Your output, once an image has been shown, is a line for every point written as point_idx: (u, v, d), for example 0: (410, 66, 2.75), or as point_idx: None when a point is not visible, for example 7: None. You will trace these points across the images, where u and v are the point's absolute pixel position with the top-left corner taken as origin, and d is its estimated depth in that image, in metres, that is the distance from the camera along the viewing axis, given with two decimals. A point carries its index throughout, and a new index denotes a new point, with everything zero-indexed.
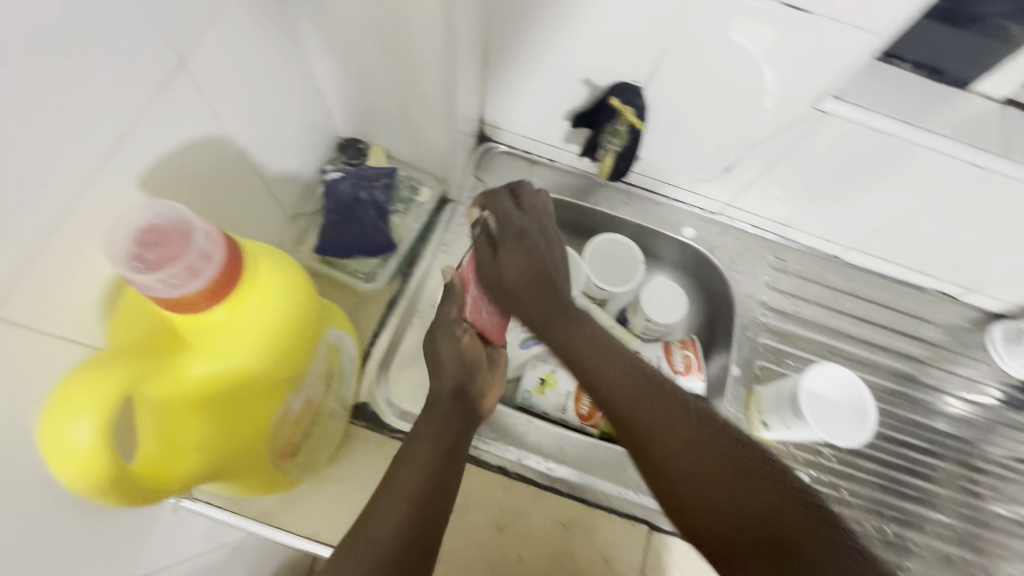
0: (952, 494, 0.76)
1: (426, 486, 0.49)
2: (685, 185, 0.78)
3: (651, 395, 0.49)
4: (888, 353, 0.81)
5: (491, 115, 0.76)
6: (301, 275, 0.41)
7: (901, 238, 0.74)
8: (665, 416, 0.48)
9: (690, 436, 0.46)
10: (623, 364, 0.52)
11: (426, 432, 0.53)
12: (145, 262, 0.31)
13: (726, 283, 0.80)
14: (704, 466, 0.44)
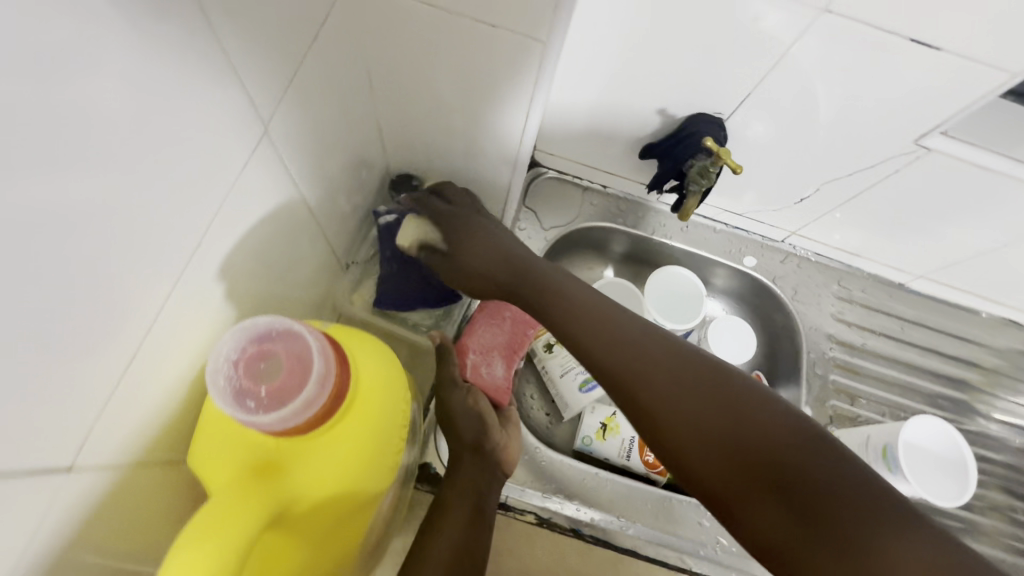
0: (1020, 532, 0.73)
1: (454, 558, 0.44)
2: (748, 212, 0.74)
3: (648, 351, 0.43)
4: (955, 384, 0.78)
5: (545, 141, 0.71)
6: (397, 368, 0.38)
7: (979, 269, 0.70)
8: (664, 370, 0.41)
9: (697, 390, 0.39)
10: (608, 318, 0.45)
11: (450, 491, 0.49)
12: (256, 399, 0.30)
13: (790, 315, 0.76)
14: (712, 420, 0.38)
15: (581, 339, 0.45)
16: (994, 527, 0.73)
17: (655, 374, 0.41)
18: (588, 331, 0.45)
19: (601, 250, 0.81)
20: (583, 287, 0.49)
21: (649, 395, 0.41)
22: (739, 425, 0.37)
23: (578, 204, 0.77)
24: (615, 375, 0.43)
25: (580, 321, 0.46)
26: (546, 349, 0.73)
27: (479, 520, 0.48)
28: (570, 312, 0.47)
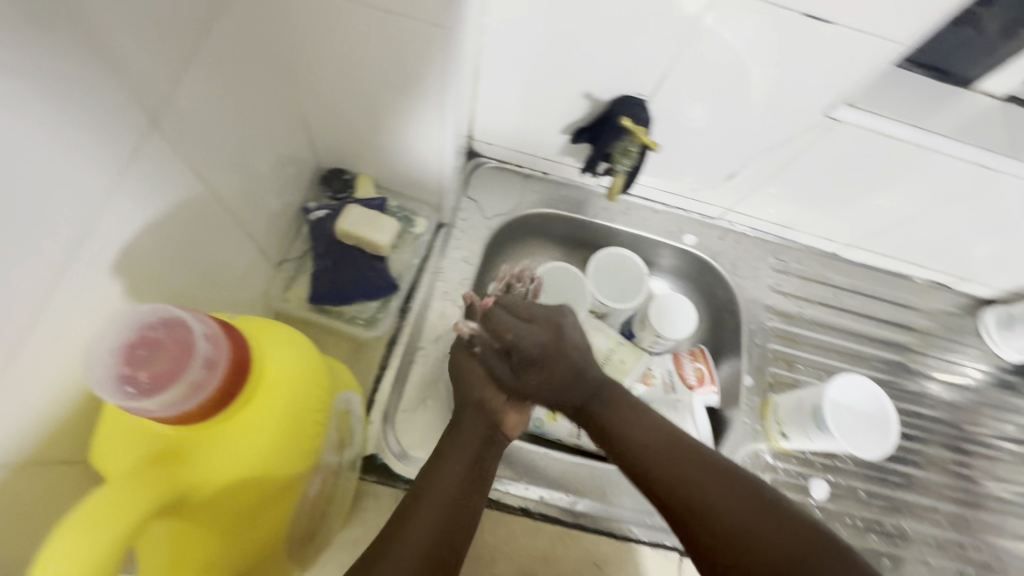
0: (948, 480, 0.76)
1: (453, 498, 0.51)
2: (685, 192, 0.76)
3: (706, 476, 0.52)
4: (889, 347, 0.82)
5: (481, 131, 0.72)
6: (311, 356, 0.38)
7: (901, 234, 0.74)
8: (728, 497, 0.50)
9: (755, 517, 0.48)
10: (671, 445, 0.55)
11: (452, 445, 0.55)
12: (137, 385, 0.29)
13: (730, 289, 0.79)
14: (770, 547, 0.46)
15: (647, 462, 0.55)
16: (934, 480, 0.76)
17: (713, 499, 0.50)
18: (656, 457, 0.54)
19: (548, 237, 0.82)
20: (643, 415, 0.58)
21: (687, 473, 0.52)
22: (793, 548, 0.46)
23: (519, 191, 0.78)
24: (675, 495, 0.52)
25: (646, 448, 0.55)
26: None
27: (478, 474, 0.54)
28: (639, 438, 0.56)
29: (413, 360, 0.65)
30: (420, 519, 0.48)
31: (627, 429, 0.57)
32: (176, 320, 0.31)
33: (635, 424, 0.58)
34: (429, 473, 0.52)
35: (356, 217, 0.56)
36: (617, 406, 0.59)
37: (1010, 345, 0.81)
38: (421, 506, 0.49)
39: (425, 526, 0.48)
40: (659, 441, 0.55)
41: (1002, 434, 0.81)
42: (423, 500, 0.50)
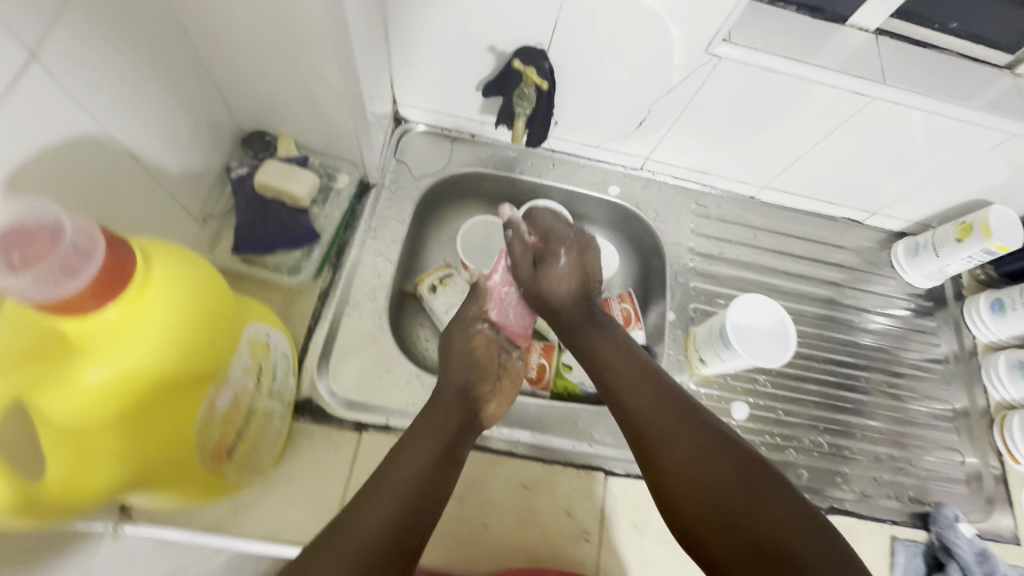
0: (881, 401, 0.80)
1: (419, 480, 0.51)
2: (603, 144, 0.80)
3: (679, 419, 0.55)
4: (810, 281, 0.86)
5: (404, 94, 0.76)
6: (204, 268, 0.41)
7: (806, 170, 0.79)
8: (694, 438, 0.53)
9: (716, 460, 0.51)
10: (659, 399, 0.58)
11: (423, 423, 0.57)
12: (10, 263, 0.29)
13: (654, 234, 0.83)
14: (725, 490, 0.49)
15: (627, 403, 0.59)
16: (860, 402, 0.80)
17: (679, 441, 0.53)
18: (635, 397, 0.58)
19: (481, 197, 0.86)
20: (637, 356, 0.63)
21: (664, 431, 0.55)
22: (744, 487, 0.49)
23: (448, 152, 0.82)
24: (647, 432, 0.56)
25: (627, 392, 0.59)
26: (429, 291, 0.78)
27: (444, 454, 0.55)
28: (621, 385, 0.60)
29: (346, 312, 0.68)
30: (388, 494, 0.49)
31: (614, 372, 0.61)
32: (54, 207, 0.31)
33: (625, 365, 0.62)
34: (399, 453, 0.53)
35: (273, 172, 0.59)
36: (601, 354, 0.64)
37: (918, 273, 0.85)
38: (387, 483, 0.50)
39: (391, 495, 0.49)
40: (642, 387, 0.59)
41: (927, 356, 0.84)
42: (391, 475, 0.50)
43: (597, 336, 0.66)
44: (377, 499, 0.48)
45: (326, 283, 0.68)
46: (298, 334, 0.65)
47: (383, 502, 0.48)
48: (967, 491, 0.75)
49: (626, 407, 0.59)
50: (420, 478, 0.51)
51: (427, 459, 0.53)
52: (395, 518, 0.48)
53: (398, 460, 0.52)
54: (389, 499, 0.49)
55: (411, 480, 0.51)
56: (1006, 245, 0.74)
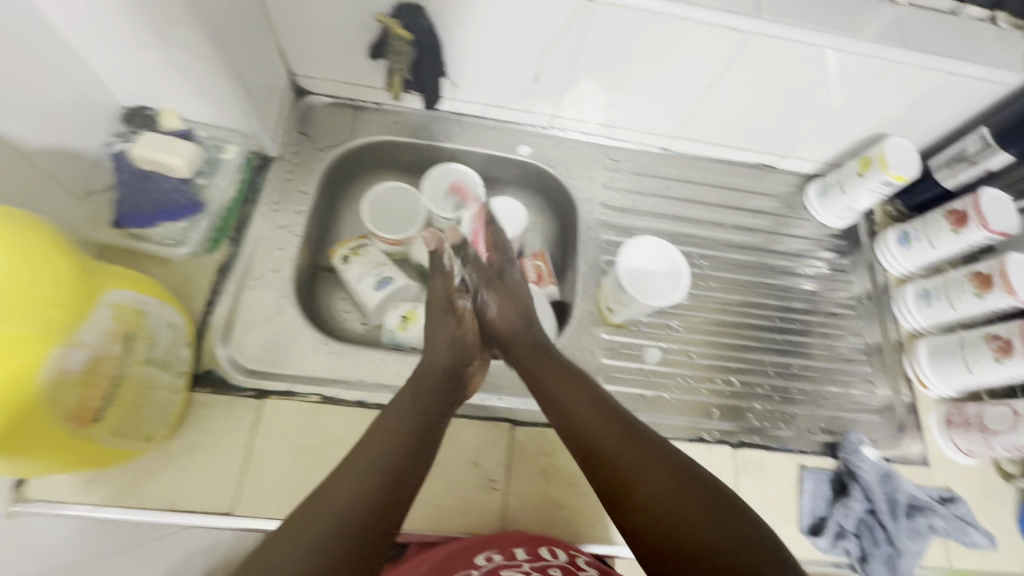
0: (820, 341, 0.82)
1: (373, 481, 0.56)
2: (507, 103, 0.80)
3: (642, 457, 0.59)
4: (726, 228, 0.88)
5: (299, 65, 0.75)
6: (33, 227, 0.41)
7: (708, 117, 0.80)
8: (658, 474, 0.57)
9: (682, 492, 0.55)
10: (611, 418, 0.64)
11: (387, 424, 0.62)
12: None
13: (567, 191, 0.84)
14: (684, 505, 0.54)
15: (599, 444, 0.61)
16: (775, 341, 0.81)
17: (647, 475, 0.57)
18: (605, 437, 0.62)
19: (394, 166, 0.86)
20: (587, 386, 0.68)
21: (617, 456, 0.60)
22: (709, 510, 0.54)
23: (353, 123, 0.81)
24: (611, 472, 0.59)
25: (598, 432, 0.62)
26: (341, 262, 0.78)
27: (403, 458, 0.59)
28: (592, 425, 0.63)
29: (249, 284, 0.68)
30: (346, 499, 0.54)
31: (585, 418, 0.64)
32: None
33: (593, 412, 0.64)
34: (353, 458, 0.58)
35: (146, 142, 0.60)
36: (567, 400, 0.66)
37: (829, 212, 0.87)
38: (346, 487, 0.55)
39: (347, 504, 0.54)
40: (610, 429, 0.62)
41: (844, 293, 0.86)
42: (353, 479, 0.56)
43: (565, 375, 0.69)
44: (324, 510, 0.53)
45: (226, 256, 0.68)
46: (197, 307, 0.65)
47: (344, 508, 0.53)
48: (879, 419, 0.77)
49: (597, 450, 0.61)
50: (371, 479, 0.56)
51: (377, 463, 0.58)
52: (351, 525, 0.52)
53: (353, 466, 0.57)
54: (349, 500, 0.54)
55: (366, 479, 0.56)
56: (901, 175, 0.75)
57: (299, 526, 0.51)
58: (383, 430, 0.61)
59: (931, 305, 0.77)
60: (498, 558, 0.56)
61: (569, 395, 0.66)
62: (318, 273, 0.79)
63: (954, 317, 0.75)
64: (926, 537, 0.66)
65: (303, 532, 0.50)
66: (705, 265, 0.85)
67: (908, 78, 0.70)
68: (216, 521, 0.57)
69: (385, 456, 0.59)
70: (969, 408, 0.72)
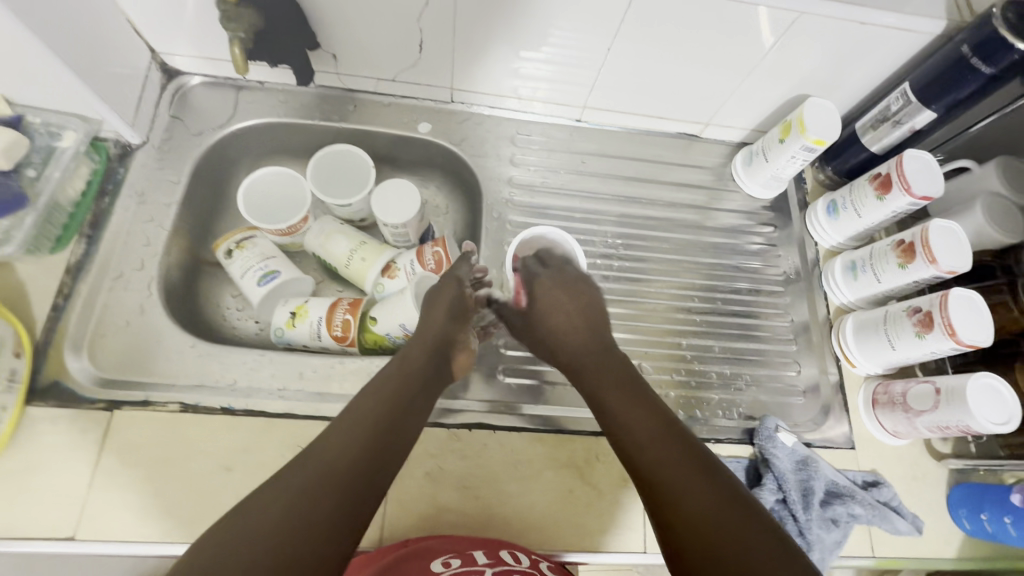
0: (726, 321, 0.77)
1: (350, 468, 0.43)
2: (398, 76, 0.74)
3: (686, 464, 0.46)
4: (647, 203, 0.82)
5: (159, 41, 0.68)
6: None
7: (617, 81, 0.74)
8: (704, 487, 0.44)
9: (733, 517, 0.42)
10: (657, 418, 0.50)
11: (376, 403, 0.49)
12: None
13: (472, 170, 0.78)
14: (730, 524, 0.41)
15: (638, 450, 0.48)
16: (698, 323, 0.76)
17: (692, 494, 0.43)
18: (652, 446, 0.48)
19: (285, 151, 0.79)
20: (638, 385, 0.55)
21: (654, 462, 0.47)
22: (752, 538, 0.40)
23: (233, 104, 0.74)
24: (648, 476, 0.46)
25: (635, 434, 0.49)
26: (223, 256, 0.71)
27: (386, 439, 0.47)
28: (626, 424, 0.51)
29: (105, 285, 0.62)
30: (311, 492, 0.40)
31: (626, 414, 0.51)
32: None
33: (637, 410, 0.51)
34: (331, 432, 0.46)
35: None
36: (612, 393, 0.54)
37: (757, 183, 0.81)
38: (315, 474, 0.42)
39: (310, 501, 0.40)
40: (648, 427, 0.49)
41: (774, 269, 0.81)
42: (326, 467, 0.42)
43: (609, 364, 0.57)
44: (280, 499, 0.40)
45: (76, 255, 0.62)
46: (40, 313, 0.59)
47: (316, 505, 0.40)
48: (804, 400, 0.73)
49: (632, 456, 0.48)
50: (355, 465, 0.43)
51: (370, 442, 0.45)
52: (320, 534, 0.39)
53: (329, 439, 0.45)
54: (331, 469, 0.42)
55: (342, 470, 0.42)
56: (821, 139, 0.69)
57: (264, 496, 0.40)
58: (374, 399, 0.49)
59: (858, 278, 0.72)
60: (456, 563, 0.50)
61: (619, 398, 0.53)
62: (201, 270, 0.73)
63: (881, 291, 0.70)
64: (846, 526, 0.61)
65: (251, 534, 0.38)
66: (624, 244, 0.79)
67: (820, 31, 0.64)
68: (57, 548, 0.51)
69: (369, 436, 0.46)
70: (894, 385, 0.68)
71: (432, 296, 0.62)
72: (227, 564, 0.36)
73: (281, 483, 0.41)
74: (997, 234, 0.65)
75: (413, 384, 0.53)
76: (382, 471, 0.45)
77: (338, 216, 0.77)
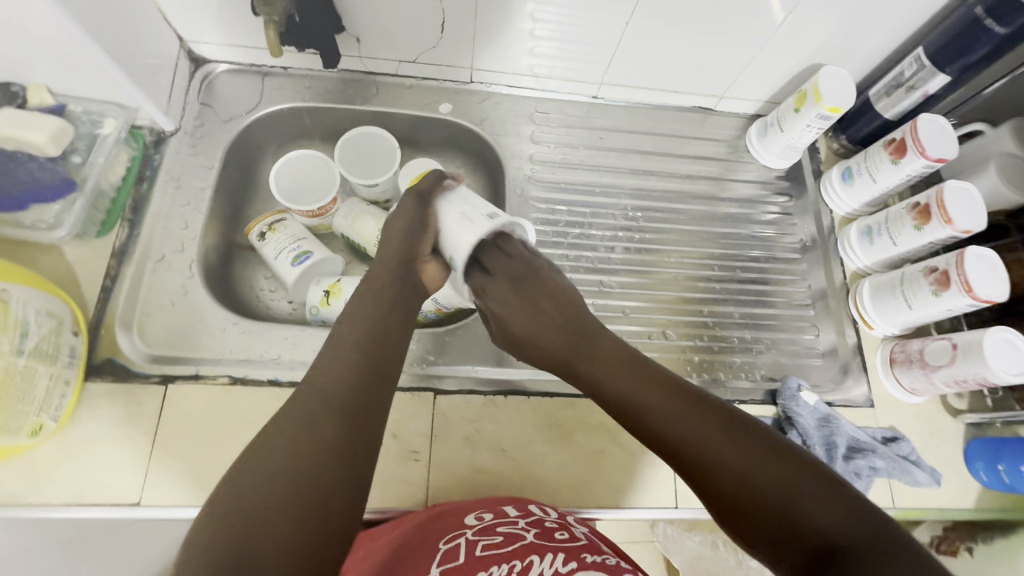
0: (746, 289, 0.79)
1: (341, 400, 0.47)
2: (419, 58, 0.75)
3: (709, 420, 0.48)
4: (664, 177, 0.83)
5: (188, 29, 0.70)
6: None
7: (634, 57, 0.75)
8: (716, 431, 0.47)
9: (766, 455, 0.45)
10: (658, 384, 0.52)
11: (350, 336, 0.53)
12: None
13: (493, 148, 0.79)
14: (743, 458, 0.45)
15: (660, 422, 0.49)
16: (718, 291, 0.78)
17: (704, 442, 0.46)
18: (657, 409, 0.50)
19: (310, 134, 0.81)
20: (625, 354, 0.56)
21: (665, 422, 0.49)
22: (789, 471, 0.43)
23: (259, 90, 0.76)
24: (675, 448, 0.48)
25: (654, 408, 0.50)
26: (257, 238, 0.74)
27: (372, 372, 0.51)
28: (642, 399, 0.51)
29: (149, 267, 0.64)
30: (309, 428, 0.45)
31: (636, 390, 0.52)
32: None
33: (632, 375, 0.54)
34: (314, 372, 0.50)
35: (5, 119, 0.54)
36: (613, 372, 0.55)
37: (772, 154, 0.82)
38: (303, 415, 0.46)
39: (311, 438, 0.44)
40: (658, 395, 0.51)
41: (790, 238, 0.83)
42: (320, 404, 0.47)
43: (588, 338, 0.59)
44: (284, 443, 0.44)
45: (121, 239, 0.64)
46: (91, 295, 0.61)
47: (311, 435, 0.44)
48: (823, 362, 0.75)
49: (646, 424, 0.50)
50: (340, 395, 0.48)
51: (348, 373, 0.49)
52: (332, 464, 0.43)
53: (313, 384, 0.48)
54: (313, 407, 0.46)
55: (334, 407, 0.47)
56: (836, 107, 0.71)
57: (268, 435, 0.45)
58: (351, 328, 0.54)
59: (874, 242, 0.74)
60: (488, 516, 0.53)
61: (613, 374, 0.55)
62: (236, 253, 0.76)
63: (897, 254, 0.72)
64: (867, 478, 0.64)
65: (250, 481, 0.41)
66: (643, 217, 0.81)
67: None
68: (124, 512, 0.54)
69: (348, 372, 0.49)
70: (912, 344, 0.70)
71: (390, 224, 0.64)
72: (245, 501, 0.41)
73: (280, 427, 0.45)
74: (1011, 193, 0.68)
75: (386, 309, 0.57)
76: (370, 395, 0.49)
77: (364, 197, 0.79)
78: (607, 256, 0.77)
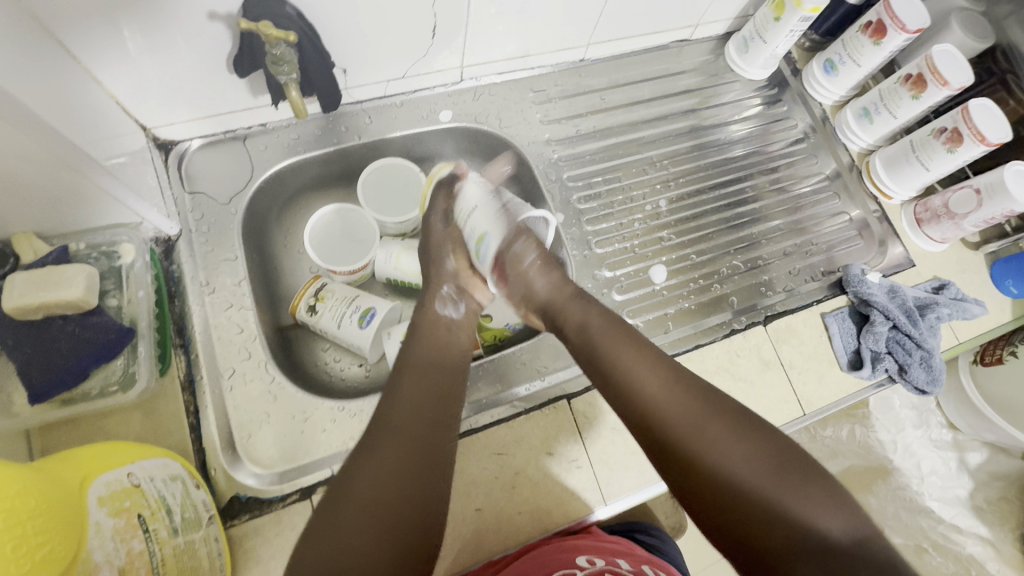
0: (771, 201, 0.84)
1: (419, 428, 0.49)
2: (409, 72, 0.70)
3: (733, 436, 0.47)
4: (667, 119, 0.85)
5: (150, 116, 0.60)
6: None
7: (620, 13, 0.74)
8: (732, 443, 0.47)
9: (785, 481, 0.45)
10: (684, 387, 0.51)
11: (414, 363, 0.55)
12: None
13: (507, 142, 0.77)
14: (753, 475, 0.45)
15: (673, 426, 0.49)
16: (752, 211, 0.82)
17: (719, 451, 0.46)
18: (669, 406, 0.50)
19: (311, 186, 0.74)
20: (645, 354, 0.54)
21: (674, 427, 0.49)
22: (792, 488, 0.44)
23: (245, 158, 0.67)
24: (683, 451, 0.47)
25: (671, 409, 0.49)
26: (309, 314, 0.68)
27: (435, 415, 0.51)
28: (671, 404, 0.50)
29: (226, 387, 0.58)
30: (382, 464, 0.46)
31: (666, 402, 0.50)
32: None
33: (652, 376, 0.52)
34: (390, 397, 0.51)
35: (24, 286, 0.47)
36: (632, 368, 0.53)
37: (756, 66, 0.85)
38: (381, 451, 0.47)
39: (389, 470, 0.46)
40: (691, 403, 0.50)
41: (791, 140, 0.87)
42: (395, 431, 0.48)
43: (622, 339, 0.56)
44: (371, 467, 0.46)
45: (184, 368, 0.57)
46: (182, 439, 0.54)
47: (389, 480, 0.45)
48: (861, 243, 0.81)
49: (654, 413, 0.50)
50: (416, 436, 0.49)
51: (421, 413, 0.51)
52: (399, 507, 0.44)
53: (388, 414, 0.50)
54: (395, 448, 0.47)
55: (410, 438, 0.48)
56: (817, 6, 0.72)
57: (355, 475, 0.45)
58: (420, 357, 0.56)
59: (874, 121, 0.80)
60: (600, 561, 0.52)
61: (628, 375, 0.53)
62: (290, 336, 0.70)
63: (898, 125, 0.79)
64: (938, 328, 0.72)
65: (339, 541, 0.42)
66: (666, 164, 0.83)
67: None
68: None
69: (421, 412, 0.51)
70: (933, 201, 0.78)
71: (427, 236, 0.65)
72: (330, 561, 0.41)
73: (364, 460, 0.46)
74: (976, 43, 0.75)
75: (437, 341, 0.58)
76: (442, 424, 0.51)
77: (396, 235, 0.74)
78: (654, 211, 0.80)
